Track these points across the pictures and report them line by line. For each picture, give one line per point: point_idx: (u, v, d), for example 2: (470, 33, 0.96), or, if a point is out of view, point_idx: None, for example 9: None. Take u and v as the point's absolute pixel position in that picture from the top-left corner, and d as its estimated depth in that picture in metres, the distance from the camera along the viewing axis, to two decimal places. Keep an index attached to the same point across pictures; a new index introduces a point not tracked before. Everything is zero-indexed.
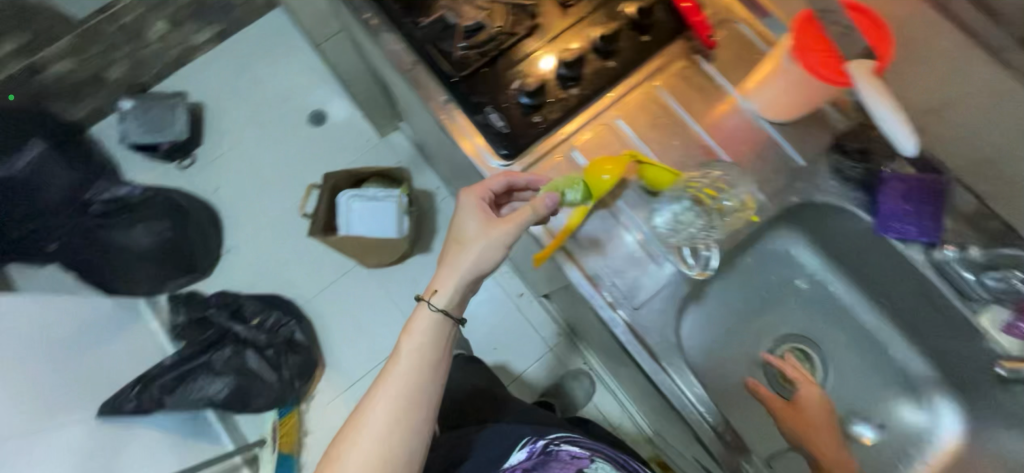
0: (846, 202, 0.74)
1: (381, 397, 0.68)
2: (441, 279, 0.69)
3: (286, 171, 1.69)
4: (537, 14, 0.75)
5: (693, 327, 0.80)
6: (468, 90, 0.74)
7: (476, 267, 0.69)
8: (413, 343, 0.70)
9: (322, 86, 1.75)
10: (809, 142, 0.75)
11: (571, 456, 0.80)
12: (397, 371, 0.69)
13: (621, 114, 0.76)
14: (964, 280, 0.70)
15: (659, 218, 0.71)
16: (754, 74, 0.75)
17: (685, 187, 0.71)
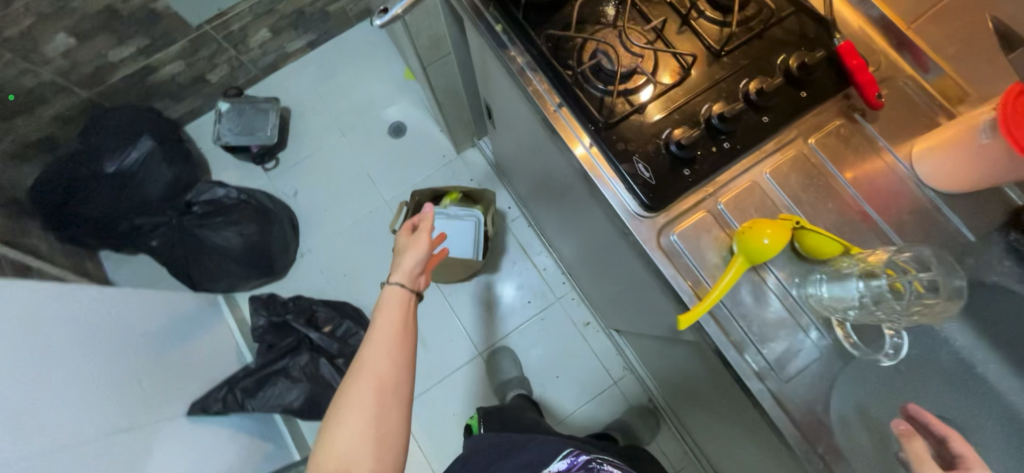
0: (1019, 283, 0.69)
1: (369, 359, 0.74)
2: (394, 266, 0.89)
3: (363, 179, 1.71)
4: (691, 64, 0.73)
5: (853, 401, 0.68)
6: (616, 137, 0.71)
7: (416, 258, 0.89)
8: (388, 311, 0.81)
9: (404, 98, 1.78)
10: (977, 215, 0.70)
11: None
12: (377, 339, 0.76)
13: (772, 171, 0.72)
14: None
15: (822, 289, 0.66)
16: (926, 139, 0.70)
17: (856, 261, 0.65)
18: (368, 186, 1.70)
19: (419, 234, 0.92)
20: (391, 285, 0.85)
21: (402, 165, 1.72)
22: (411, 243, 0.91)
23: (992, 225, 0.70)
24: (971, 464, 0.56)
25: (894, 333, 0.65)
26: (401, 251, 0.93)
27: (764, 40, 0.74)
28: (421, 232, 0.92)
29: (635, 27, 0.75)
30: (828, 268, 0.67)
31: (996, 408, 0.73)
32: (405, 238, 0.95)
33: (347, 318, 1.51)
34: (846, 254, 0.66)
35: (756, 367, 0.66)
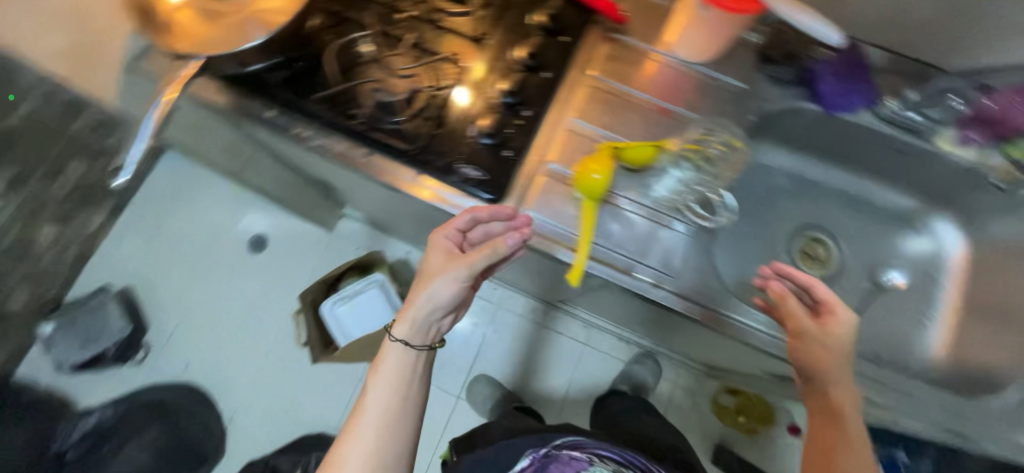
0: (793, 101, 0.78)
1: (348, 447, 0.62)
2: (407, 306, 0.65)
3: (242, 311, 1.51)
4: (462, 60, 0.76)
5: (723, 259, 0.86)
6: (433, 156, 0.72)
7: (439, 297, 0.65)
8: (378, 385, 0.65)
9: (250, 208, 1.60)
10: (737, 65, 0.80)
11: (571, 458, 0.78)
12: (359, 417, 0.64)
13: (577, 113, 0.78)
14: (909, 120, 0.76)
15: (660, 188, 0.74)
16: (669, 29, 0.80)
17: (669, 154, 0.74)
18: (256, 313, 1.52)
19: (460, 267, 0.64)
20: (397, 340, 0.66)
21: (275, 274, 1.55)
22: (439, 277, 0.65)
23: (752, 64, 0.80)
24: (836, 307, 0.64)
25: (718, 197, 0.76)
26: (428, 275, 0.67)
27: (511, 9, 0.79)
28: (461, 264, 0.65)
29: (396, 51, 0.75)
30: (655, 170, 0.74)
31: (821, 203, 0.90)
32: (433, 253, 0.67)
33: (311, 451, 1.37)
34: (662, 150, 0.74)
35: (648, 280, 0.71)
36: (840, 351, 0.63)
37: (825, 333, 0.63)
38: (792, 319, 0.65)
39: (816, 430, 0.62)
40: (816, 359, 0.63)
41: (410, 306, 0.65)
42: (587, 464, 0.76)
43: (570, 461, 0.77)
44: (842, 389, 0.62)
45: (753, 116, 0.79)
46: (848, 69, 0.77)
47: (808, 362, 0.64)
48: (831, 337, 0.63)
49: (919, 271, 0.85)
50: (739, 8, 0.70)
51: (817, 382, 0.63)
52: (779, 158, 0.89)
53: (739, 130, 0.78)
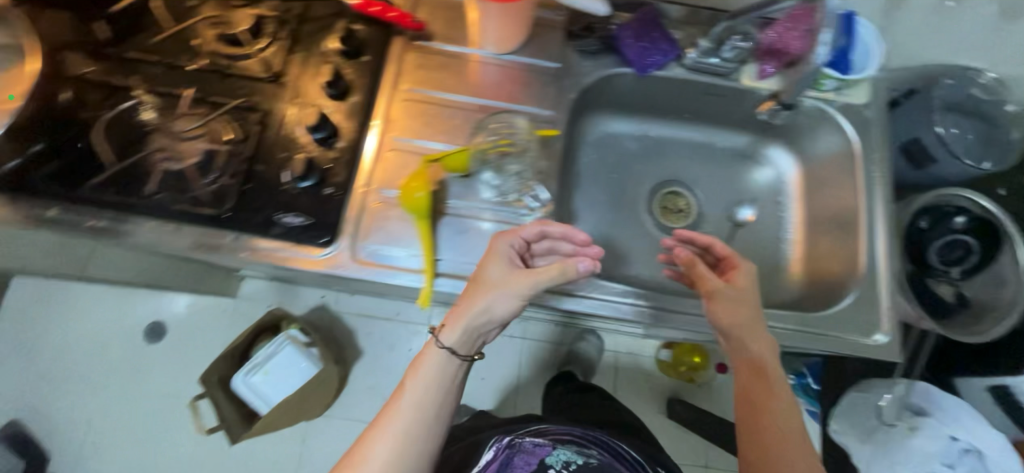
0: (606, 68, 0.79)
1: (416, 386, 0.65)
2: (455, 316, 0.64)
3: (130, 415, 1.30)
4: (256, 106, 0.71)
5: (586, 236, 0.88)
6: (248, 214, 0.68)
7: (478, 322, 0.64)
8: (418, 383, 0.65)
9: (138, 295, 1.37)
10: (548, 47, 0.80)
11: (535, 445, 0.73)
12: (421, 376, 0.66)
13: (397, 131, 0.75)
14: (713, 64, 0.78)
15: (486, 186, 0.72)
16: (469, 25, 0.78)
17: (482, 152, 0.71)
18: (146, 412, 1.30)
19: (520, 280, 0.64)
20: (445, 346, 0.65)
21: (162, 360, 1.34)
22: (501, 290, 0.64)
23: (560, 43, 0.80)
24: (734, 260, 0.69)
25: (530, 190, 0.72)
26: (482, 284, 0.65)
27: (299, 40, 0.74)
28: (521, 278, 0.64)
29: (179, 112, 0.69)
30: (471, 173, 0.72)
31: (669, 158, 0.93)
32: (489, 265, 0.65)
33: None
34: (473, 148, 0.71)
35: None
36: (748, 308, 0.65)
37: (736, 294, 0.65)
38: (699, 281, 0.68)
39: (745, 388, 0.64)
40: (733, 319, 0.64)
41: (455, 320, 0.64)
42: (551, 450, 0.71)
43: (534, 449, 0.72)
44: (760, 343, 0.64)
45: (573, 92, 0.78)
46: (648, 26, 0.77)
47: (731, 326, 0.64)
48: (740, 295, 0.65)
49: (767, 200, 0.90)
50: None
51: (739, 341, 0.64)
52: (617, 124, 0.91)
53: (562, 109, 0.77)
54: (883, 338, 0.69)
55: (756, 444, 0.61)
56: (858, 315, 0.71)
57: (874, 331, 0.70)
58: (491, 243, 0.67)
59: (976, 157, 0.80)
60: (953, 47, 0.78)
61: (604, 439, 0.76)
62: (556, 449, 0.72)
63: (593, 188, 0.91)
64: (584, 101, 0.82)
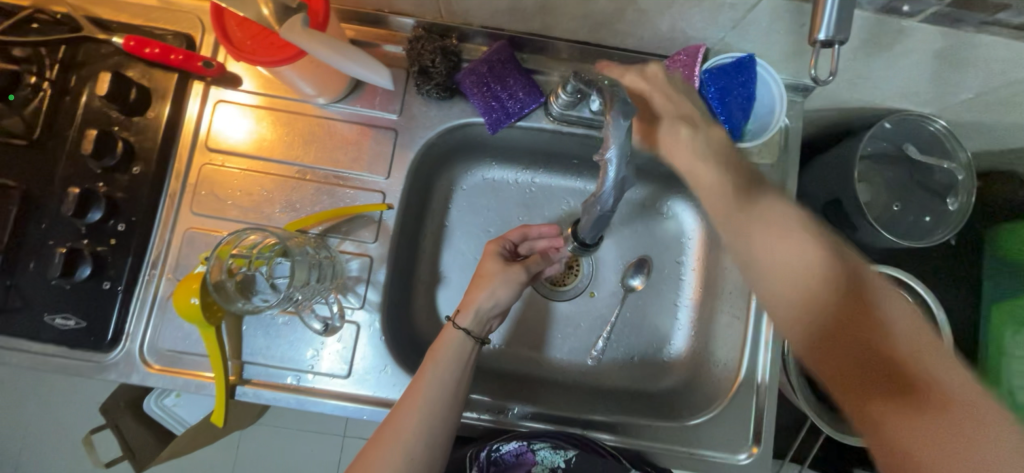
0: (457, 118, 0.65)
1: (428, 373, 0.55)
2: (471, 295, 0.60)
3: None
4: (13, 182, 0.59)
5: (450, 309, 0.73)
6: (11, 315, 0.58)
7: (487, 313, 0.60)
8: (440, 361, 0.56)
9: None
10: (387, 93, 0.65)
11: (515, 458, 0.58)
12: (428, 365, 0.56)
13: (196, 205, 0.63)
14: (584, 116, 0.64)
15: (270, 290, 0.57)
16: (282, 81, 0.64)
17: (228, 265, 0.54)
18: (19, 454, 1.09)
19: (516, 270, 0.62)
20: (459, 329, 0.58)
21: (19, 398, 1.08)
22: (500, 279, 0.61)
23: (403, 86, 0.65)
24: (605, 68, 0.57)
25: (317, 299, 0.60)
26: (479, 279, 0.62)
27: (67, 94, 0.61)
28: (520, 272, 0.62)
29: None
30: (233, 296, 0.54)
31: (560, 208, 0.77)
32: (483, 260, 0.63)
33: None
34: (223, 261, 0.53)
35: (312, 392, 0.60)
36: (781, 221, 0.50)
37: (753, 208, 0.52)
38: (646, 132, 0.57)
39: (821, 339, 0.46)
40: (771, 253, 0.50)
41: (467, 305, 0.60)
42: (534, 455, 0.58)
43: (517, 459, 0.58)
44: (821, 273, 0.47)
45: (414, 150, 0.65)
46: (499, 70, 0.62)
47: (778, 261, 0.49)
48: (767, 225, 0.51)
49: (668, 261, 0.76)
50: (261, 59, 0.49)
51: (793, 277, 0.48)
52: (497, 171, 0.76)
53: (400, 173, 0.64)
54: (749, 458, 0.62)
55: (902, 415, 0.40)
56: (729, 431, 0.63)
57: (741, 450, 0.63)
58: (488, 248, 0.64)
59: (900, 231, 0.66)
60: (890, 95, 0.63)
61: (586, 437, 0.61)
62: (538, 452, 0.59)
63: (463, 244, 0.75)
64: (434, 153, 0.69)
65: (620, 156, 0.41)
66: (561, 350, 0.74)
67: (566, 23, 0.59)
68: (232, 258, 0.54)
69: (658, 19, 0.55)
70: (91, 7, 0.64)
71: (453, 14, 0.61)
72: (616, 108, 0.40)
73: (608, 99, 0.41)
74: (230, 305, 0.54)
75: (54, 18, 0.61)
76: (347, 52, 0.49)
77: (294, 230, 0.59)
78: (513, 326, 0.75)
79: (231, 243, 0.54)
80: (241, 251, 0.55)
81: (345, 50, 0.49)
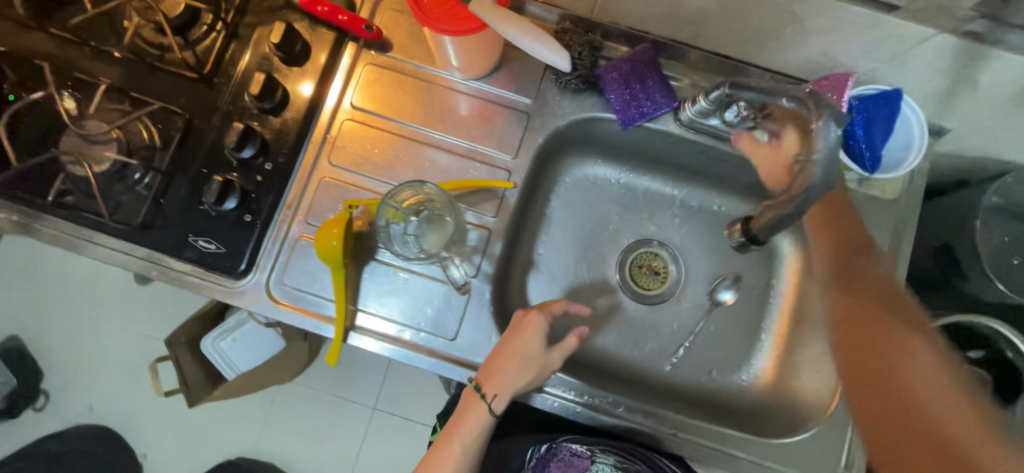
0: (587, 111, 0.68)
1: (452, 448, 0.59)
2: (496, 371, 0.58)
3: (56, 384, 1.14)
4: (181, 111, 0.64)
5: (539, 292, 0.75)
6: (159, 231, 0.63)
7: (516, 388, 0.59)
8: (464, 435, 0.59)
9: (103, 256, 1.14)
10: (524, 78, 0.68)
11: (572, 455, 0.69)
12: (453, 444, 0.59)
13: (335, 156, 0.67)
14: (713, 127, 0.66)
15: (407, 243, 0.63)
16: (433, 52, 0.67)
17: (384, 214, 0.62)
18: (76, 374, 1.11)
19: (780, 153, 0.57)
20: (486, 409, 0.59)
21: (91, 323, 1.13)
22: (524, 362, 0.59)
23: (539, 74, 0.68)
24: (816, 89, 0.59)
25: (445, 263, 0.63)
26: (512, 354, 0.59)
27: (235, 38, 0.66)
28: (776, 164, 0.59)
29: (97, 109, 0.62)
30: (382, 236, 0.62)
31: (657, 214, 0.79)
32: (521, 337, 0.60)
33: None
34: (388, 209, 0.62)
35: (419, 349, 0.63)
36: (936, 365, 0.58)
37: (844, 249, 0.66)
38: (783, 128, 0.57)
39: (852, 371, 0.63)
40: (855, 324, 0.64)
41: (498, 386, 0.58)
42: (590, 464, 0.69)
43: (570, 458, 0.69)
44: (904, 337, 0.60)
45: (543, 135, 0.67)
46: (640, 70, 0.64)
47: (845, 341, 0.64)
48: (899, 339, 0.60)
49: (759, 281, 0.76)
50: (444, 28, 0.53)
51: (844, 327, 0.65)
52: (602, 168, 0.78)
53: (526, 155, 0.67)
54: None
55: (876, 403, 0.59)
56: (814, 452, 0.64)
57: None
58: (524, 317, 0.61)
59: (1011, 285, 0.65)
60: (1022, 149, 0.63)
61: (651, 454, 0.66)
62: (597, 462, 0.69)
63: (559, 234, 0.77)
64: (556, 142, 0.71)
65: (826, 157, 0.49)
66: (640, 351, 0.75)
67: (713, 34, 0.61)
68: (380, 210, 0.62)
69: (814, 41, 0.57)
70: None
71: (604, 12, 0.64)
72: (827, 115, 0.47)
73: (815, 108, 0.48)
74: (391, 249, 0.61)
75: None
76: (526, 29, 0.51)
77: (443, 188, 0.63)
78: (598, 322, 0.75)
79: (392, 195, 0.61)
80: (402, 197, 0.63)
81: (524, 28, 0.51)
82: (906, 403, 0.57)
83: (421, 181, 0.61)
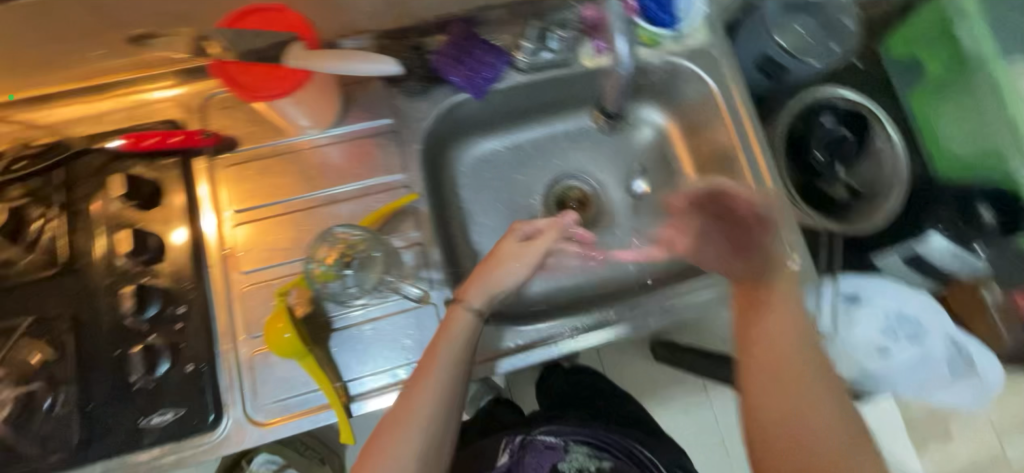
0: (442, 102, 0.72)
1: (438, 351, 0.59)
2: (478, 276, 0.63)
3: None
4: (61, 311, 0.59)
5: None
6: (104, 436, 0.57)
7: (492, 290, 0.62)
8: (449, 338, 0.60)
9: None
10: (373, 104, 0.71)
11: (546, 446, 0.75)
12: (439, 340, 0.59)
13: (242, 263, 0.65)
14: (549, 59, 0.73)
15: (356, 294, 0.64)
16: (282, 125, 0.69)
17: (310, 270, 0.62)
18: None
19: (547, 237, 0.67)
20: (468, 310, 0.61)
21: None
22: (511, 259, 0.63)
23: (383, 94, 0.71)
24: None
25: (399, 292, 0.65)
26: (497, 259, 0.64)
27: (76, 214, 0.62)
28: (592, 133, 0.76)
29: None
30: (326, 298, 0.63)
31: (551, 156, 0.86)
32: (501, 259, 0.64)
33: None
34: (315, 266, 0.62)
35: None
36: (794, 320, 0.59)
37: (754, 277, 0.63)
38: None
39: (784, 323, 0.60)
40: (762, 317, 0.60)
41: (474, 285, 0.62)
42: (564, 452, 0.74)
43: (544, 450, 0.74)
44: (781, 277, 0.62)
45: (418, 141, 0.70)
46: (465, 46, 0.70)
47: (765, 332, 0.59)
48: (766, 298, 0.61)
49: (657, 161, 0.86)
50: (263, 92, 0.56)
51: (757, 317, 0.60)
52: (487, 143, 0.83)
53: (413, 164, 0.70)
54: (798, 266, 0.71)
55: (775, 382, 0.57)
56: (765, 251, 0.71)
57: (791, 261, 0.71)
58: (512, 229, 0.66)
59: (819, 56, 0.79)
60: None
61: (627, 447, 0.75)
62: (568, 450, 0.74)
63: (484, 218, 0.81)
64: (433, 142, 0.75)
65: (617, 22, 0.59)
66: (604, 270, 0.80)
67: None
68: (313, 280, 0.62)
69: None
70: (68, 131, 0.66)
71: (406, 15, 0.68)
72: None
73: None
74: (330, 290, 0.63)
75: (41, 151, 0.62)
76: (347, 56, 0.56)
77: (369, 224, 0.66)
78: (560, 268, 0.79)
79: (315, 249, 0.63)
80: (326, 250, 0.64)
81: (345, 56, 0.56)
82: (753, 396, 0.58)
83: (335, 225, 0.65)
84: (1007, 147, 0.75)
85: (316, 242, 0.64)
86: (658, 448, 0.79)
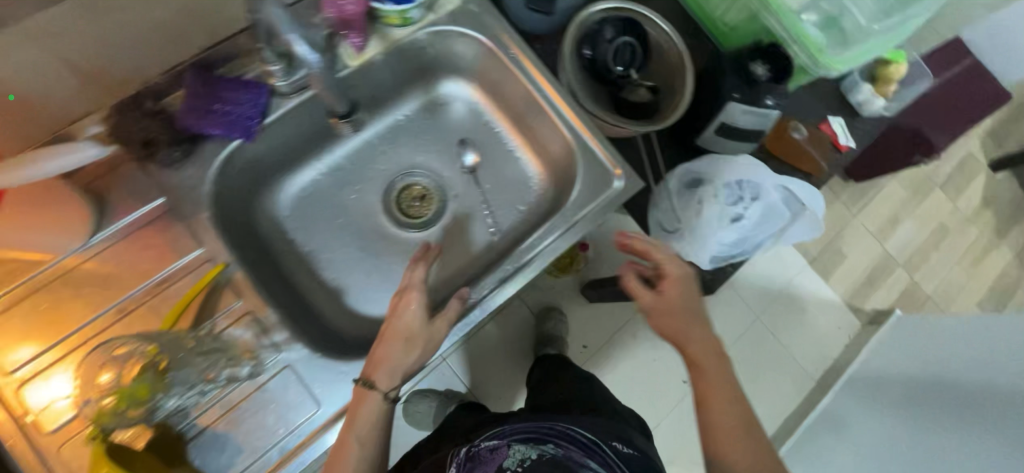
0: (214, 157, 0.65)
1: (347, 444, 0.57)
2: (380, 354, 0.60)
3: None
4: None
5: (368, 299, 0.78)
6: None
7: (395, 354, 0.61)
8: (360, 420, 0.58)
9: None
10: (136, 190, 0.63)
11: (490, 449, 0.70)
12: (347, 440, 0.57)
13: (48, 420, 0.56)
14: (309, 71, 0.67)
15: (183, 396, 0.57)
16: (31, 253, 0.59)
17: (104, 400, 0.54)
18: None
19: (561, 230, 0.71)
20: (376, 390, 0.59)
21: None
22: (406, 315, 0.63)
23: (143, 175, 0.63)
24: None
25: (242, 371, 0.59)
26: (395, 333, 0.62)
27: None
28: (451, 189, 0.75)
29: None
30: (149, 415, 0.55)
31: (374, 166, 0.84)
32: (404, 315, 0.62)
33: None
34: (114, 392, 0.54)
35: (303, 443, 0.59)
36: (725, 381, 0.67)
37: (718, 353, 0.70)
38: None
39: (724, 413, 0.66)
40: (710, 403, 0.66)
41: (379, 365, 0.60)
42: (506, 449, 0.68)
43: (491, 454, 0.69)
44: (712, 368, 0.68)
45: (204, 209, 0.63)
46: (207, 94, 0.63)
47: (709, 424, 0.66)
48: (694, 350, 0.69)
49: (475, 130, 0.87)
50: None
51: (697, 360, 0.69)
52: (301, 178, 0.79)
53: (208, 235, 0.63)
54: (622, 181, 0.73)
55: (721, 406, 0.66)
56: (592, 176, 0.74)
57: (612, 177, 0.73)
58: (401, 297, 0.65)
59: None
60: None
61: (565, 428, 0.70)
62: (512, 446, 0.69)
63: (332, 253, 0.79)
64: (229, 202, 0.69)
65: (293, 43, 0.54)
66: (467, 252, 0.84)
67: (215, 19, 0.62)
68: (112, 410, 0.53)
69: None
70: None
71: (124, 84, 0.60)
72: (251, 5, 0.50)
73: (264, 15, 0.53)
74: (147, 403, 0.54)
75: None
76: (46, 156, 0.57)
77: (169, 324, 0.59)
78: None
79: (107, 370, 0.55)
80: (116, 370, 0.55)
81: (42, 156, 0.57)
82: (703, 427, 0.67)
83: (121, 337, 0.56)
84: (756, 9, 0.84)
85: (106, 363, 0.55)
86: (597, 424, 0.73)
